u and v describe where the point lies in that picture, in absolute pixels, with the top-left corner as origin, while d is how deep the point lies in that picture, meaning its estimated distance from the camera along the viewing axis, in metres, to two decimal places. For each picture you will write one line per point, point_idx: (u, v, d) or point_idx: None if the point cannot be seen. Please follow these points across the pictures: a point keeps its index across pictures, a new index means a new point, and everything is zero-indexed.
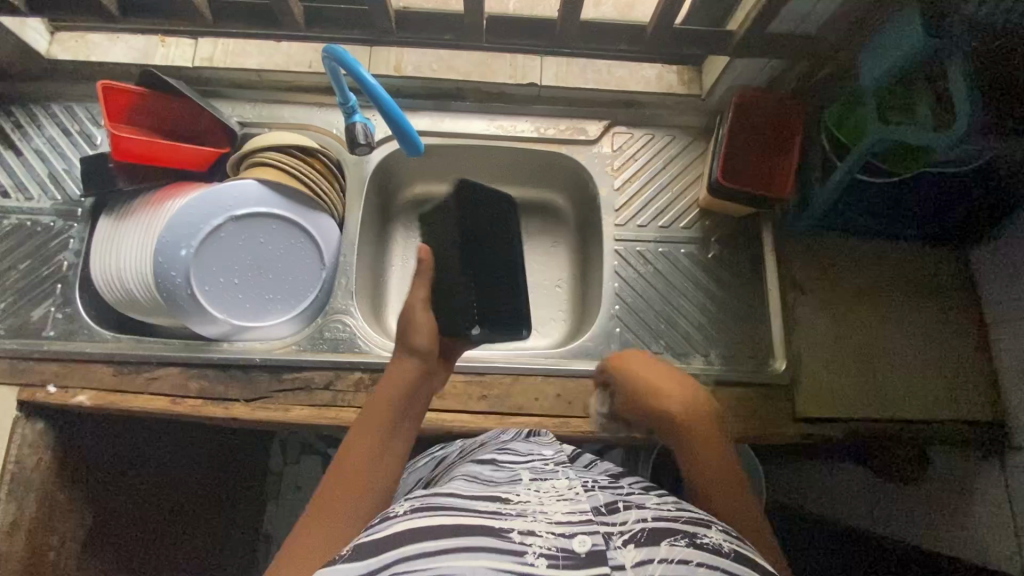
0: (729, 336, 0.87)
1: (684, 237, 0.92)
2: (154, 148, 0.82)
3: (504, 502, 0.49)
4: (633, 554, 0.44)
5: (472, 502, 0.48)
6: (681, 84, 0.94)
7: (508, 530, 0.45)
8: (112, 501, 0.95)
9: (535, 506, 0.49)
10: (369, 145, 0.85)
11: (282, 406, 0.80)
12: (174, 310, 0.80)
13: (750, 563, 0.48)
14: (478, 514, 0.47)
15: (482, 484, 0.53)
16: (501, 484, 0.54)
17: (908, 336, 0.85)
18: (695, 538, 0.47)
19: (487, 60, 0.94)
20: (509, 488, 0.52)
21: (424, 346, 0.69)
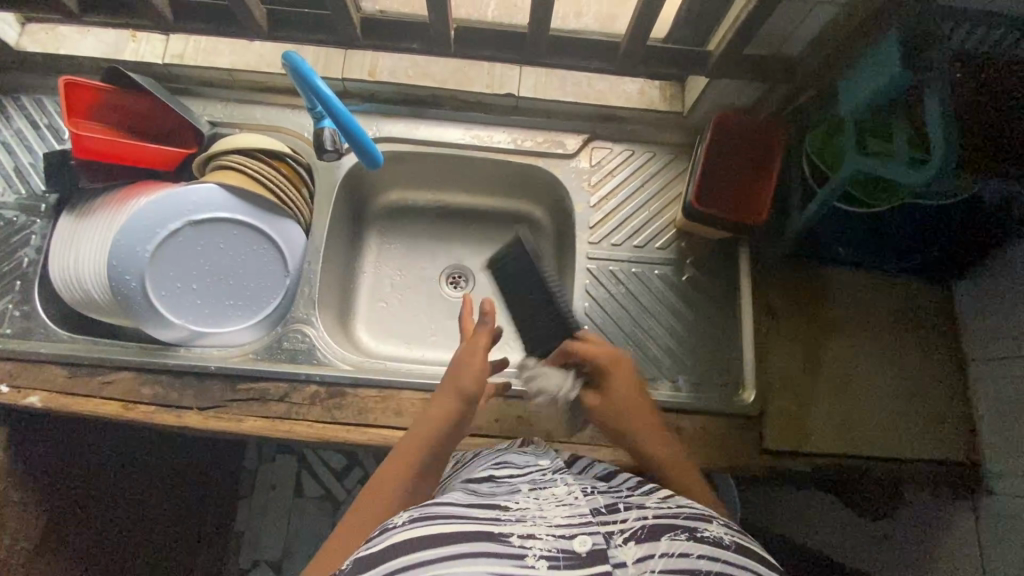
0: (698, 362, 0.85)
1: (659, 258, 0.89)
2: (116, 146, 0.80)
3: (503, 509, 0.49)
4: (633, 551, 0.45)
5: (471, 510, 0.48)
6: (663, 100, 0.91)
7: (507, 535, 0.45)
8: (69, 502, 0.94)
9: (534, 512, 0.49)
10: (337, 151, 0.82)
11: (237, 416, 0.78)
12: (130, 313, 0.79)
13: (751, 554, 0.47)
14: (479, 520, 0.47)
15: (484, 493, 0.53)
16: (500, 495, 0.53)
17: (883, 370, 0.83)
18: (695, 532, 0.47)
19: (464, 68, 0.92)
20: (508, 497, 0.52)
21: (469, 389, 0.66)
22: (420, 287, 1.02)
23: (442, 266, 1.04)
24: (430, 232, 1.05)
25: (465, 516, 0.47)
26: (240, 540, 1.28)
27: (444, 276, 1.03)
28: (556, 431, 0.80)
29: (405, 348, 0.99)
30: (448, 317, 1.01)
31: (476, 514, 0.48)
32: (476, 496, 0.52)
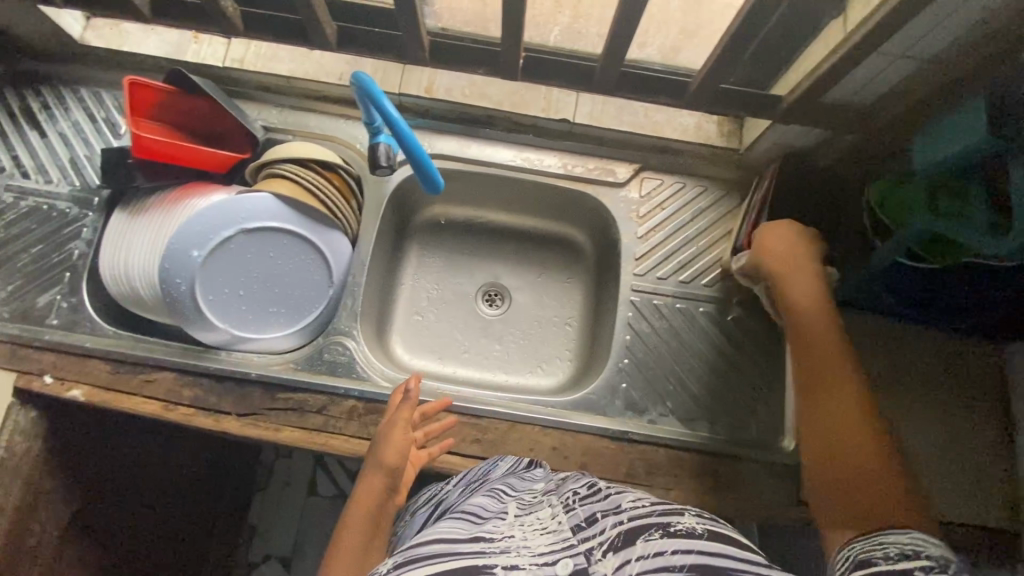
0: (739, 404, 0.84)
1: (704, 296, 0.88)
2: (165, 150, 0.80)
3: (487, 541, 0.49)
4: (612, 562, 0.46)
5: (458, 545, 0.48)
6: (720, 135, 0.91)
7: (492, 566, 0.45)
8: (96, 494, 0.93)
9: (518, 542, 0.50)
10: (390, 167, 0.83)
11: (274, 425, 0.79)
12: (177, 315, 0.79)
13: (726, 536, 0.48)
14: (462, 552, 0.47)
15: (468, 520, 0.54)
16: (486, 522, 0.54)
17: (925, 429, 0.81)
18: (668, 527, 0.48)
19: (521, 91, 0.92)
20: (493, 527, 0.52)
21: (391, 465, 0.71)
22: (458, 303, 1.04)
23: (477, 284, 1.05)
24: (470, 250, 1.06)
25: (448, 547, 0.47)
26: (253, 533, 1.26)
27: (480, 294, 1.05)
28: (590, 464, 0.80)
29: (437, 363, 1.00)
30: (481, 336, 1.02)
31: (457, 545, 0.48)
32: (460, 525, 0.53)
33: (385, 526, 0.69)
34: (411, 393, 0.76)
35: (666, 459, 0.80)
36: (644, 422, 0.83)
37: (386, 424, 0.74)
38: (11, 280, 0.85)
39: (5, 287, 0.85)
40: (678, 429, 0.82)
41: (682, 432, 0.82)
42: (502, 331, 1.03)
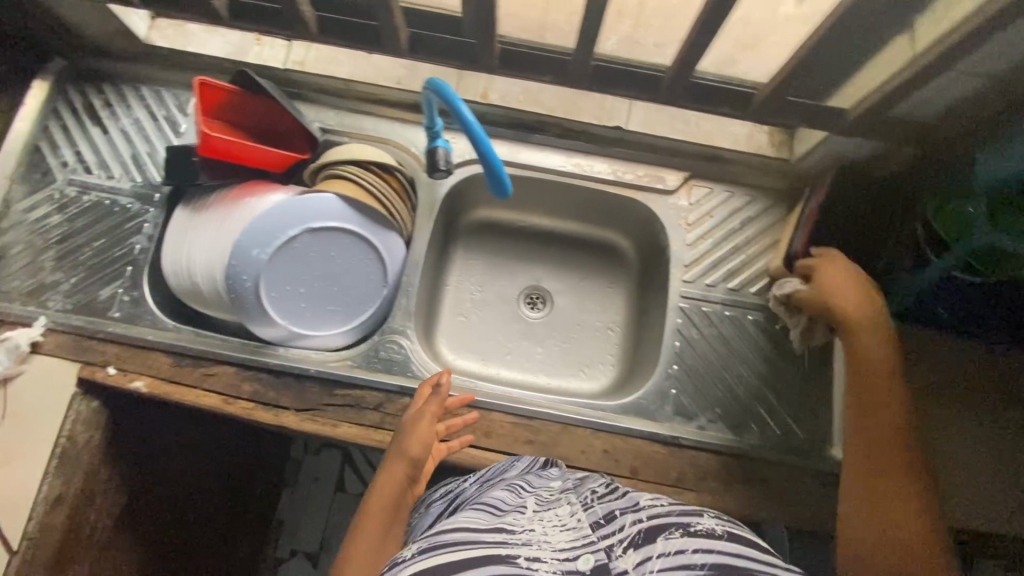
0: (787, 413, 0.85)
1: (752, 303, 0.90)
2: (232, 148, 0.82)
3: (510, 532, 0.55)
4: (632, 558, 0.52)
5: (482, 536, 0.53)
6: (771, 145, 0.92)
7: (515, 557, 0.50)
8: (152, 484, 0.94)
9: (539, 536, 0.55)
10: (448, 171, 0.84)
11: (332, 421, 0.80)
12: (239, 311, 0.81)
13: (741, 540, 0.54)
14: (486, 542, 0.52)
15: (489, 512, 0.59)
16: (507, 514, 0.59)
17: (980, 440, 0.81)
18: (687, 528, 0.54)
19: (575, 98, 0.93)
20: (515, 519, 0.57)
21: (413, 457, 0.71)
22: (501, 305, 1.05)
23: (520, 286, 1.07)
24: (514, 253, 1.08)
25: (475, 537, 0.53)
26: (281, 527, 1.26)
27: (522, 296, 1.06)
28: (641, 467, 0.81)
29: (480, 363, 1.02)
30: (524, 338, 1.04)
31: (480, 536, 0.53)
32: (482, 514, 0.58)
33: (402, 518, 0.70)
34: (442, 388, 0.77)
35: (715, 464, 0.81)
36: (692, 427, 0.84)
37: (412, 415, 0.75)
38: (74, 273, 0.87)
39: (69, 279, 0.87)
40: (727, 436, 0.83)
41: (732, 438, 0.83)
42: (545, 334, 1.04)
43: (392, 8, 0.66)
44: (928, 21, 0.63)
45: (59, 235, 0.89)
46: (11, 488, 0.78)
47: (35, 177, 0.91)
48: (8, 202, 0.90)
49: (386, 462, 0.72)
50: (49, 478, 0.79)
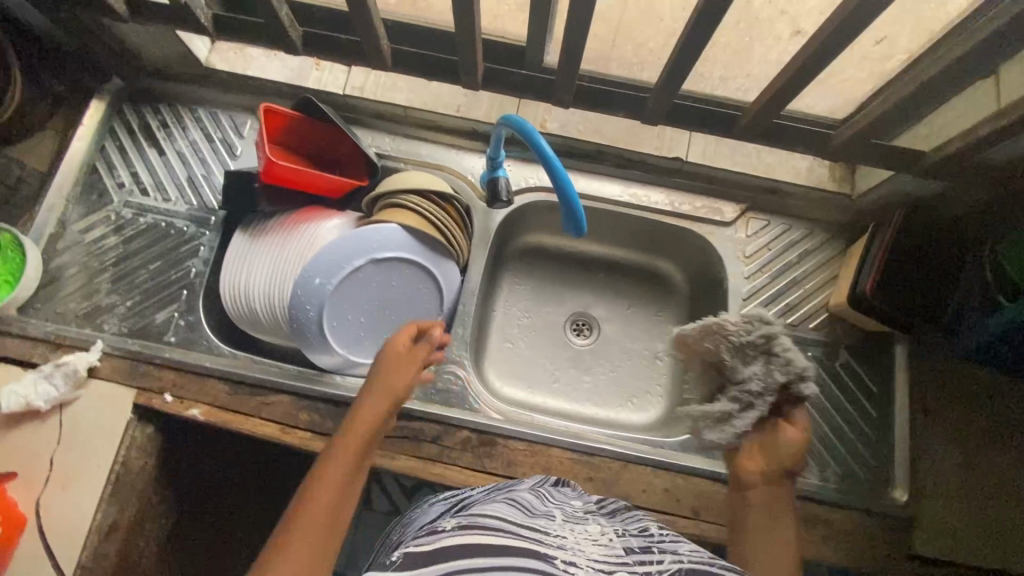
0: (849, 453, 0.84)
1: (813, 339, 0.88)
2: (292, 175, 0.81)
3: (543, 535, 0.50)
4: None
5: (515, 533, 0.49)
6: (832, 180, 0.91)
7: (552, 557, 0.46)
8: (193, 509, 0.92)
9: (572, 544, 0.50)
10: (508, 202, 0.87)
11: (390, 453, 0.79)
12: (299, 338, 0.81)
13: None
14: (520, 538, 0.48)
15: (520, 513, 0.55)
16: (539, 519, 0.55)
17: None
18: None
19: (635, 129, 0.93)
20: (547, 525, 0.53)
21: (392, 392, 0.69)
22: (548, 332, 1.04)
23: (567, 313, 1.06)
24: (562, 279, 1.07)
25: (502, 531, 0.48)
26: None
27: (568, 324, 1.05)
28: (703, 508, 0.79)
29: (527, 392, 1.01)
30: (572, 366, 1.02)
31: (512, 533, 0.48)
32: (513, 513, 0.54)
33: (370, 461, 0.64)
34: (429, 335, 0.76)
35: None
36: None
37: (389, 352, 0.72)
38: (130, 296, 0.87)
39: (125, 302, 0.86)
40: None
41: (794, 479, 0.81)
42: (592, 362, 1.03)
43: (473, 44, 0.70)
44: (1017, 69, 0.63)
45: (115, 257, 0.89)
46: (64, 517, 0.76)
47: (91, 198, 0.91)
48: (64, 222, 0.90)
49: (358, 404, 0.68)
50: (103, 506, 0.77)
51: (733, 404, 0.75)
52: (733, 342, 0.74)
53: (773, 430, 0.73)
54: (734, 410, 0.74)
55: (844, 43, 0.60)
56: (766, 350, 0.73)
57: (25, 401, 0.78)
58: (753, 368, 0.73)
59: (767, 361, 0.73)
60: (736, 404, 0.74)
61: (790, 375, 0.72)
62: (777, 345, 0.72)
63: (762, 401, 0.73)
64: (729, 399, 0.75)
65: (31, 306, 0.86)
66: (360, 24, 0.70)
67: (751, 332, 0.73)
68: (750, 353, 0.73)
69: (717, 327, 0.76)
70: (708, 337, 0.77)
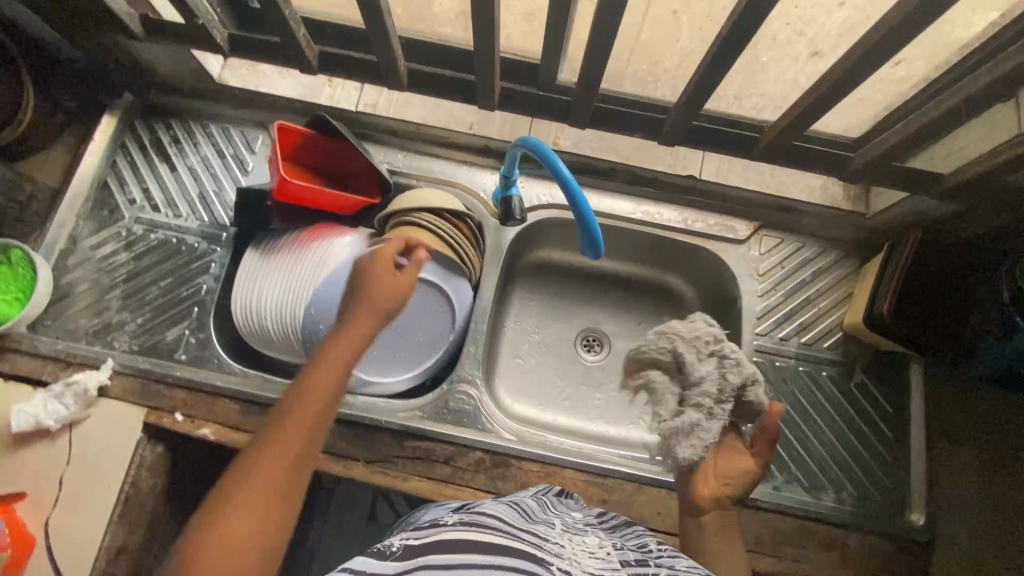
0: (866, 475, 0.83)
1: (828, 359, 0.88)
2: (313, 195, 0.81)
3: (541, 542, 0.50)
4: None
5: (511, 538, 0.49)
6: (846, 199, 0.91)
7: (547, 563, 0.46)
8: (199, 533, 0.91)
9: (569, 552, 0.51)
10: (522, 220, 0.84)
11: (402, 473, 0.78)
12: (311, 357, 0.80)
13: None
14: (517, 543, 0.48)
15: (519, 518, 0.55)
16: (537, 527, 0.55)
17: None
18: None
19: (648, 147, 0.94)
20: (546, 534, 0.54)
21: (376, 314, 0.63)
22: (558, 348, 1.04)
23: (577, 329, 1.05)
24: (573, 295, 1.06)
25: (499, 532, 0.49)
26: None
27: (578, 340, 1.04)
28: None
29: (538, 409, 1.00)
30: (583, 383, 1.02)
31: (510, 538, 0.49)
32: (513, 516, 0.55)
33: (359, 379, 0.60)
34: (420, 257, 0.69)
35: (793, 530, 0.79)
36: (768, 488, 0.81)
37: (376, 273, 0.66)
38: (141, 313, 0.86)
39: (135, 319, 0.86)
40: (803, 498, 0.81)
41: (810, 501, 0.81)
42: (603, 379, 1.02)
43: (491, 65, 0.71)
44: None
45: (126, 274, 0.88)
46: (72, 538, 0.76)
47: (102, 214, 0.91)
48: (75, 238, 0.89)
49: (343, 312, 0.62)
50: (112, 527, 0.76)
51: (697, 415, 0.67)
52: (686, 342, 0.69)
53: (729, 458, 0.70)
54: (697, 422, 0.67)
55: (863, 67, 0.59)
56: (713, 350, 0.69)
57: (34, 419, 0.78)
58: (706, 369, 0.68)
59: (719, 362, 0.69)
60: (699, 413, 0.67)
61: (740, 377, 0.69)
62: (721, 345, 0.69)
63: (717, 415, 0.68)
64: (691, 409, 0.67)
65: (41, 323, 0.85)
66: (378, 44, 0.70)
67: (698, 332, 0.70)
68: (700, 354, 0.69)
69: (669, 328, 0.71)
70: (661, 339, 0.71)
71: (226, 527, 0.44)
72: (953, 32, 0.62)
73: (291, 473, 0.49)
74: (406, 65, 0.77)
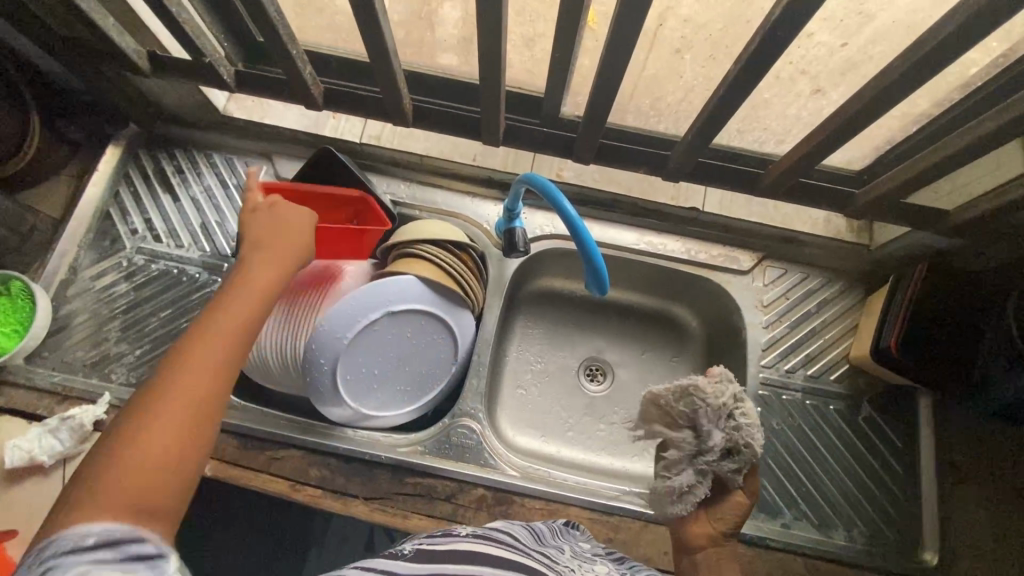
0: (877, 513, 0.81)
1: (834, 392, 0.87)
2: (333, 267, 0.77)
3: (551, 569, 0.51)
4: None
5: (523, 557, 0.50)
6: (850, 230, 0.91)
7: None
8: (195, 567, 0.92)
9: None
10: (526, 251, 0.84)
11: (402, 511, 0.77)
12: (311, 391, 0.79)
13: None
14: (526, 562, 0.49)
15: (532, 543, 0.56)
16: (547, 550, 0.56)
17: None
18: None
19: (650, 178, 0.94)
20: (556, 558, 0.55)
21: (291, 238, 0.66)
22: (561, 378, 1.02)
23: (580, 358, 1.04)
24: (575, 324, 1.06)
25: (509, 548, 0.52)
26: None
27: (582, 369, 1.03)
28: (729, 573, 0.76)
29: (541, 441, 0.98)
30: (586, 415, 1.00)
31: (522, 557, 0.50)
32: (524, 539, 0.57)
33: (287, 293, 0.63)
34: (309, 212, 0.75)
35: (803, 568, 0.77)
36: (777, 526, 0.79)
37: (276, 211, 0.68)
38: (139, 345, 0.85)
39: (134, 351, 0.85)
40: (815, 536, 0.79)
41: (820, 539, 0.79)
42: (606, 410, 1.01)
43: (496, 102, 0.71)
44: None
45: (126, 304, 0.88)
46: None
47: (104, 244, 0.91)
48: (76, 268, 0.89)
49: (253, 251, 0.63)
50: None
51: (696, 476, 0.70)
52: (709, 411, 0.68)
53: (714, 503, 0.73)
54: (693, 483, 0.70)
55: (868, 107, 0.60)
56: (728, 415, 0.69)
57: (28, 456, 0.76)
58: (717, 438, 0.68)
59: (732, 428, 0.69)
60: (695, 475, 0.70)
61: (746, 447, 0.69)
62: (738, 410, 0.69)
63: (703, 482, 0.70)
64: (692, 471, 0.70)
65: (38, 355, 0.84)
66: (383, 79, 0.70)
67: (722, 396, 0.68)
68: (717, 421, 0.69)
69: (693, 388, 0.69)
70: (681, 394, 0.70)
71: (148, 439, 0.45)
72: (958, 71, 0.62)
73: (208, 397, 0.49)
74: (411, 99, 0.77)
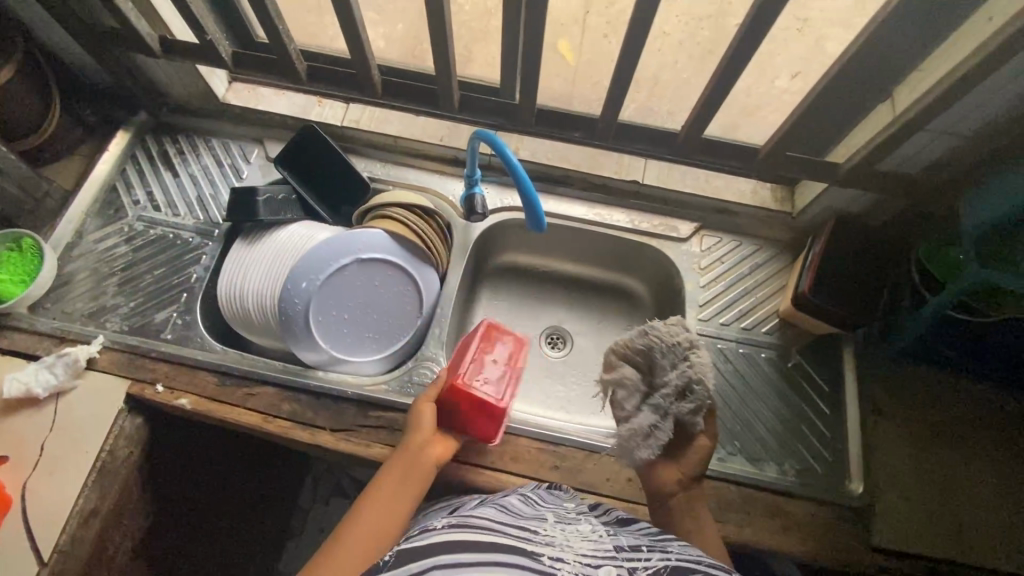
0: (804, 448, 0.88)
1: (765, 342, 0.95)
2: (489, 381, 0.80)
3: (533, 533, 0.54)
4: None
5: (504, 530, 0.53)
6: (774, 200, 1.01)
7: (539, 554, 0.50)
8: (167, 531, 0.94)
9: (561, 540, 0.54)
10: (483, 214, 0.94)
11: (365, 441, 0.84)
12: (286, 332, 0.88)
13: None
14: (508, 534, 0.53)
15: (509, 513, 0.59)
16: (528, 518, 0.59)
17: (979, 475, 0.85)
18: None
19: (596, 155, 1.06)
20: (535, 523, 0.58)
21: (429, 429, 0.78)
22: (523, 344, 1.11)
23: (542, 327, 1.12)
24: (537, 298, 1.14)
25: (488, 529, 0.53)
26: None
27: (542, 336, 1.11)
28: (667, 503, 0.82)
29: None
30: (545, 376, 1.08)
31: (503, 531, 0.53)
32: (502, 516, 0.58)
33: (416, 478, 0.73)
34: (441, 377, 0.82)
35: (736, 497, 0.84)
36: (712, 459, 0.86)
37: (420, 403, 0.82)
38: (133, 297, 0.94)
39: (128, 303, 0.94)
40: (746, 469, 0.86)
41: (753, 472, 0.85)
42: (565, 373, 1.08)
43: (450, 76, 0.84)
44: (903, 91, 0.74)
45: (124, 263, 0.97)
46: (48, 501, 0.79)
47: (108, 213, 1.01)
48: (81, 233, 0.99)
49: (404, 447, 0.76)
50: (87, 490, 0.80)
51: (654, 415, 0.75)
52: (663, 346, 0.74)
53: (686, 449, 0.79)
54: (653, 423, 0.75)
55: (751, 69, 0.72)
56: (685, 356, 0.75)
57: (25, 387, 0.84)
58: (670, 373, 0.75)
59: (686, 366, 0.74)
60: (655, 415, 0.75)
61: (703, 386, 0.75)
62: (692, 351, 0.75)
63: (664, 422, 0.75)
64: (649, 410, 0.75)
65: (41, 305, 0.92)
66: (357, 58, 0.84)
67: (677, 337, 0.75)
68: (672, 359, 0.75)
69: (651, 328, 0.76)
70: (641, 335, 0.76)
71: None
72: None
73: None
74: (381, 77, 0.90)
